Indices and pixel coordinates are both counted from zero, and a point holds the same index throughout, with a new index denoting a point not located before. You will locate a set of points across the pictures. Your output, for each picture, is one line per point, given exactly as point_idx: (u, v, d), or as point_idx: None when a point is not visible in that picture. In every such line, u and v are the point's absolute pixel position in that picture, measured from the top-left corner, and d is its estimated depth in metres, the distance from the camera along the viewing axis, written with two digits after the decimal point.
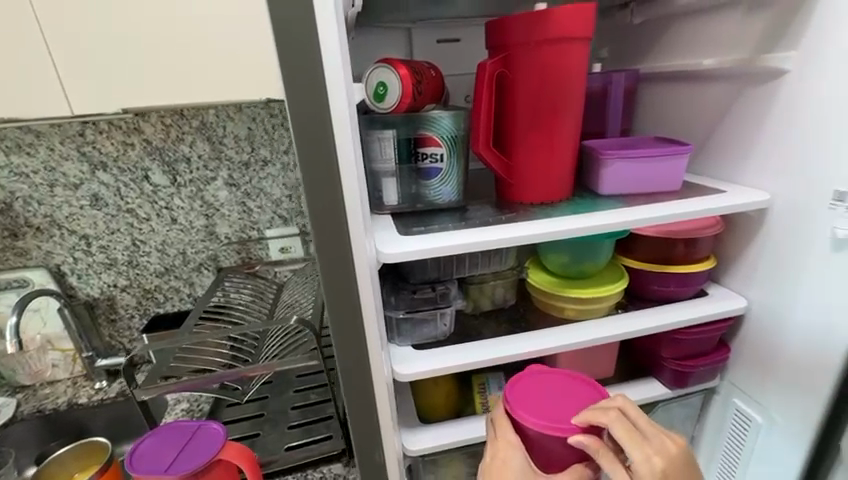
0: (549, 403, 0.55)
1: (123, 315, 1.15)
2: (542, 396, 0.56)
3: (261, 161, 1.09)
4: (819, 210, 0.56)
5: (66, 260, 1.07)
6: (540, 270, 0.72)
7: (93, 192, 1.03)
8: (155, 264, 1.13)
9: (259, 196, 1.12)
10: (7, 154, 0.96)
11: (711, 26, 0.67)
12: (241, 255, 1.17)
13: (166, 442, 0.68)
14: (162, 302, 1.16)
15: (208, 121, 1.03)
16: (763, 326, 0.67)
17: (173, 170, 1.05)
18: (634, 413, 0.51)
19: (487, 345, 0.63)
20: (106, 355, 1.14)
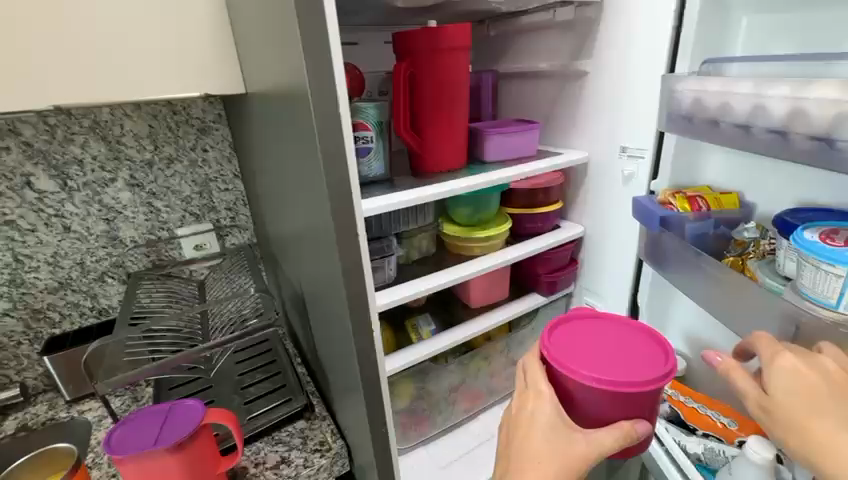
0: (602, 355, 0.58)
1: (7, 343, 1.01)
2: (580, 343, 0.60)
3: (166, 158, 1.09)
4: (613, 159, 0.90)
5: None
6: (450, 223, 0.94)
7: None
8: (46, 280, 1.02)
9: (167, 195, 1.11)
10: None
11: (539, 41, 0.98)
12: (152, 258, 1.14)
13: (142, 426, 0.71)
14: (58, 321, 1.06)
15: (102, 120, 1.00)
16: (593, 241, 1.01)
17: (62, 173, 0.98)
18: (762, 340, 0.56)
19: (424, 279, 0.82)
20: None
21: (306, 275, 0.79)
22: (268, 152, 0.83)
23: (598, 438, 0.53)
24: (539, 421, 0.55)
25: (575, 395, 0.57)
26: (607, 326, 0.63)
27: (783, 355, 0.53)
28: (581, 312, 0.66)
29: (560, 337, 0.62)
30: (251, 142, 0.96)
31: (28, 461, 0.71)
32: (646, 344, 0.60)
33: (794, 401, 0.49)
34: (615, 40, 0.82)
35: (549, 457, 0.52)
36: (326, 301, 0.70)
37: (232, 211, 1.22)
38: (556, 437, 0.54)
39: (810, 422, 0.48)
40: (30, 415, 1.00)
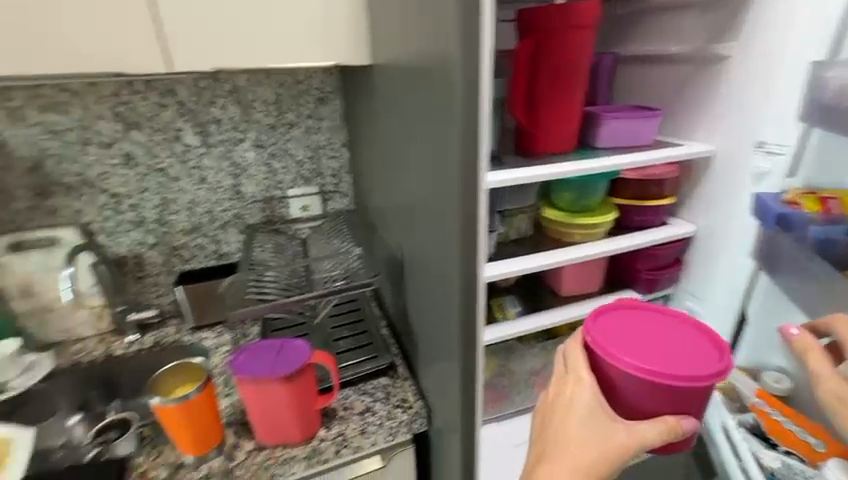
0: (648, 345, 0.56)
1: (150, 271, 1.20)
2: (626, 331, 0.59)
3: (287, 124, 1.19)
4: (746, 156, 0.82)
5: (97, 217, 1.11)
6: (551, 208, 0.92)
7: (125, 152, 1.07)
8: (183, 222, 1.19)
9: (284, 157, 1.22)
10: (40, 112, 0.99)
11: (672, 22, 0.91)
12: (266, 213, 1.27)
13: (259, 356, 0.81)
14: (189, 259, 1.23)
15: (239, 85, 1.12)
16: (705, 242, 0.94)
17: (204, 130, 1.12)
18: (813, 340, 0.62)
19: (522, 260, 0.83)
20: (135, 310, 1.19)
21: (409, 242, 0.84)
22: (386, 122, 0.88)
23: (641, 431, 0.53)
24: (577, 414, 0.56)
25: (616, 385, 0.56)
26: (654, 315, 0.61)
27: (845, 361, 0.57)
28: (622, 300, 0.64)
29: (603, 324, 0.60)
30: (366, 113, 1.02)
31: (173, 369, 0.83)
32: (697, 339, 0.57)
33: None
34: (769, 21, 0.74)
35: (589, 450, 0.53)
36: (430, 268, 0.74)
37: (336, 178, 1.31)
38: (594, 431, 0.55)
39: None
40: (163, 333, 1.18)
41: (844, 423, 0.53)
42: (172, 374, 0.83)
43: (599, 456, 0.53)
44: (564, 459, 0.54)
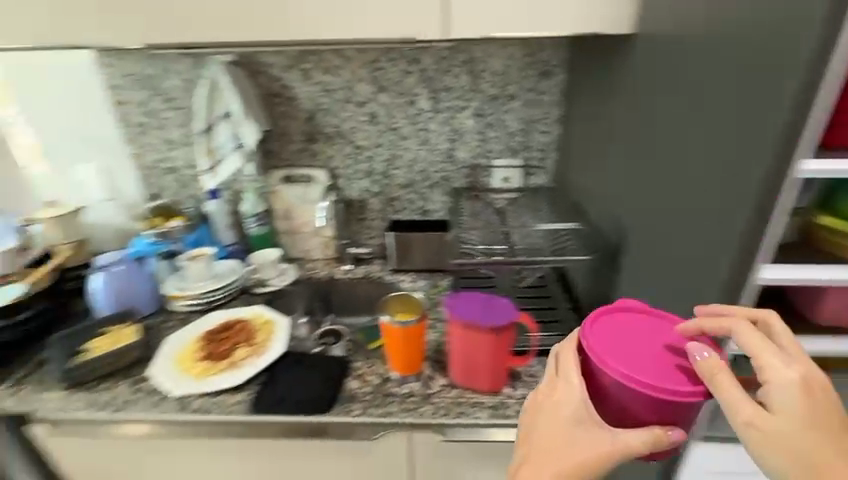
0: (631, 353, 0.58)
1: (369, 216, 1.41)
2: (611, 339, 0.60)
3: (508, 95, 1.24)
4: None
5: (341, 164, 1.34)
6: (833, 215, 0.74)
7: (372, 111, 1.26)
8: (402, 178, 1.35)
9: (498, 128, 1.27)
10: (322, 73, 1.23)
11: None
12: (470, 179, 1.34)
13: (470, 302, 0.87)
14: (399, 210, 1.40)
15: (475, 56, 1.19)
16: None
17: (436, 97, 1.24)
18: (752, 334, 0.53)
19: (785, 268, 0.71)
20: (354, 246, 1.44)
21: (671, 225, 0.80)
22: (661, 98, 0.83)
23: (627, 437, 0.56)
24: (543, 422, 0.60)
25: (558, 391, 0.60)
26: (635, 320, 0.62)
27: (769, 361, 0.51)
28: (625, 303, 0.64)
29: (602, 329, 0.61)
30: (612, 89, 0.99)
31: (397, 301, 0.93)
32: (678, 346, 0.58)
33: (739, 410, 0.50)
34: None
35: (575, 459, 0.57)
36: (706, 254, 0.70)
37: (542, 153, 1.31)
38: (561, 439, 0.58)
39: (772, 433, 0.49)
40: (370, 269, 1.39)
41: (748, 435, 0.50)
42: (395, 304, 0.93)
43: (580, 465, 0.56)
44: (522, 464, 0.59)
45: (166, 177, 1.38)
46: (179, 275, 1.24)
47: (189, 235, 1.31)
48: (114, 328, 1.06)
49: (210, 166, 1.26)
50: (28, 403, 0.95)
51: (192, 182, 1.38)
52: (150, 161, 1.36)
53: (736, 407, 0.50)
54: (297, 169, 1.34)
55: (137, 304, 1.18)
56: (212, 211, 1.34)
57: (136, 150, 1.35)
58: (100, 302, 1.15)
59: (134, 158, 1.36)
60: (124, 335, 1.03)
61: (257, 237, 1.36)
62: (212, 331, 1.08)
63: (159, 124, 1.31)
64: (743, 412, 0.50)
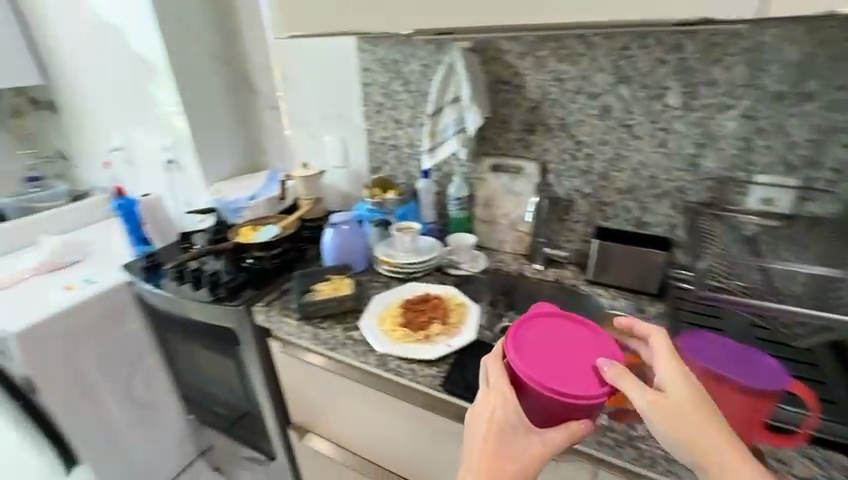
0: (556, 367, 0.66)
1: (572, 217, 1.30)
2: (540, 347, 0.69)
3: (802, 94, 0.95)
4: None
5: (556, 159, 1.25)
6: None
7: (606, 104, 1.14)
8: (623, 181, 1.19)
9: (774, 135, 1.00)
10: (558, 61, 1.15)
11: None
12: (713, 195, 1.10)
13: (715, 349, 0.76)
14: (610, 217, 1.25)
15: (764, 42, 0.95)
16: None
17: (693, 91, 1.04)
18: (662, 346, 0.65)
19: None
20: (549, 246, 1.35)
21: None
22: None
23: (552, 439, 0.65)
24: (498, 424, 0.66)
25: (507, 406, 0.66)
26: (577, 333, 0.72)
27: (666, 376, 0.62)
28: (542, 308, 0.76)
29: (520, 339, 0.70)
30: None
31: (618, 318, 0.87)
32: (589, 353, 0.68)
33: (684, 414, 0.57)
34: None
35: (511, 456, 0.64)
36: None
37: (837, 174, 0.98)
38: (486, 437, 0.66)
39: (704, 438, 0.56)
40: (562, 274, 1.30)
41: (668, 432, 0.58)
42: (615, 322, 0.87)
43: (509, 457, 0.64)
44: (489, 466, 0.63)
45: (388, 153, 1.53)
46: (386, 244, 1.37)
47: (400, 208, 1.44)
48: (336, 275, 1.27)
49: (427, 150, 1.32)
50: (272, 323, 1.18)
51: (409, 160, 1.49)
52: (379, 137, 1.52)
53: (661, 410, 0.58)
54: (508, 159, 1.32)
55: (351, 261, 1.34)
56: (421, 187, 1.43)
57: (369, 126, 1.52)
58: (326, 254, 1.35)
59: (367, 134, 1.54)
60: (343, 283, 1.22)
61: (456, 219, 1.43)
62: (410, 301, 1.18)
63: (392, 105, 1.44)
64: (656, 412, 0.58)
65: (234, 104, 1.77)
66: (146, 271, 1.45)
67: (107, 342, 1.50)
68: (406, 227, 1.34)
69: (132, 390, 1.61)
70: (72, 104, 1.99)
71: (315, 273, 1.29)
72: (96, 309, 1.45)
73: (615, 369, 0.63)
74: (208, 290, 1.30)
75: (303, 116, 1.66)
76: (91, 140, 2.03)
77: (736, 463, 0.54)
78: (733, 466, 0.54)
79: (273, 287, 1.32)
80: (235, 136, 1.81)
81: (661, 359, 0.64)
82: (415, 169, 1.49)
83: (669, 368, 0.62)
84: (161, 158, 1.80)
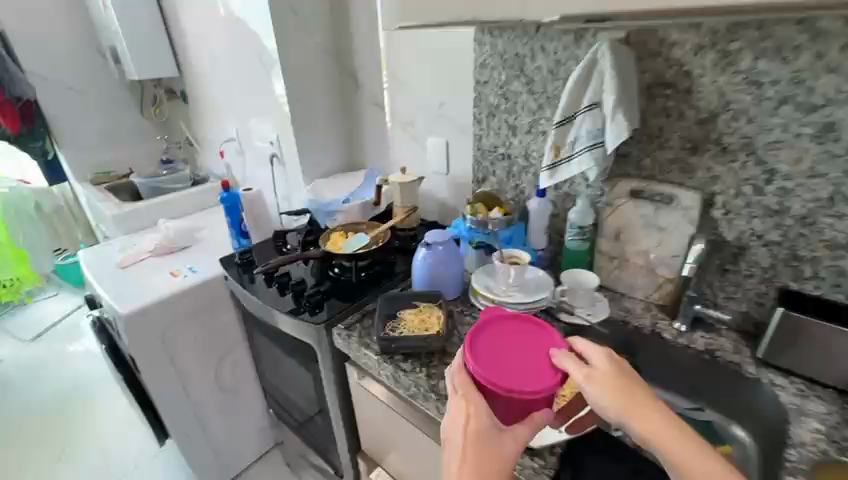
0: (517, 367, 0.66)
1: (741, 269, 0.97)
2: (490, 349, 0.70)
3: None
4: None
5: (728, 190, 0.93)
6: None
7: (829, 121, 0.78)
8: (839, 232, 0.83)
9: None
10: (755, 58, 0.82)
11: None
12: None
13: None
14: (805, 278, 0.89)
15: None
16: None
17: None
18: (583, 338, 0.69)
19: None
20: (704, 307, 1.03)
21: None
22: None
23: (522, 435, 0.62)
24: (473, 431, 0.61)
25: (471, 406, 0.63)
26: (512, 326, 0.74)
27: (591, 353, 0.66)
28: (491, 313, 0.77)
29: (484, 345, 0.70)
30: None
31: None
32: (532, 349, 0.69)
33: (630, 400, 0.59)
34: None
35: (484, 462, 0.59)
36: None
37: None
38: (464, 445, 0.60)
39: (663, 429, 0.56)
40: (716, 344, 0.99)
41: (629, 422, 0.57)
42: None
43: (485, 464, 0.59)
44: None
45: (497, 163, 1.31)
46: (485, 272, 1.17)
47: (505, 231, 1.22)
48: (423, 306, 1.11)
49: (547, 167, 1.08)
50: (352, 351, 1.07)
51: (522, 174, 1.27)
52: (488, 144, 1.31)
53: (606, 392, 0.59)
54: (656, 184, 1.02)
55: (443, 289, 1.17)
56: (532, 207, 1.23)
57: (478, 131, 1.32)
58: (416, 278, 1.19)
59: (474, 139, 1.34)
60: (431, 320, 1.05)
61: (574, 250, 1.18)
62: None
63: (507, 108, 1.22)
64: (603, 395, 0.59)
65: (337, 99, 1.71)
66: (241, 268, 1.44)
67: (203, 331, 1.55)
68: (513, 256, 1.13)
69: (223, 378, 1.66)
70: (198, 95, 2.12)
71: (402, 298, 1.15)
72: (195, 299, 1.50)
73: (566, 359, 0.65)
74: (294, 299, 1.24)
75: (407, 116, 1.52)
76: (211, 129, 2.15)
77: (699, 458, 0.53)
78: (673, 447, 0.54)
79: (358, 303, 1.21)
80: (336, 132, 1.74)
81: (582, 344, 0.68)
82: (528, 185, 1.26)
83: (595, 349, 0.66)
84: (267, 151, 1.82)
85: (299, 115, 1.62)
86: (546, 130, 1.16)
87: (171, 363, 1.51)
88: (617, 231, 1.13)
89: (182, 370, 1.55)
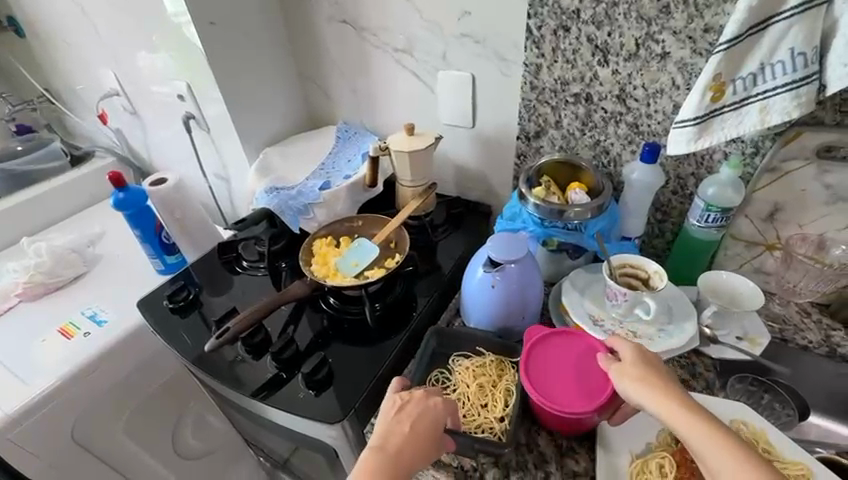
0: (567, 387, 0.61)
1: None
2: (546, 369, 0.62)
3: None
4: None
5: None
6: None
7: None
8: None
9: None
10: None
11: None
12: None
13: None
14: None
15: None
16: None
17: None
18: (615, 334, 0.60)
19: None
20: None
21: None
22: None
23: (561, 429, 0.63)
24: (416, 414, 0.56)
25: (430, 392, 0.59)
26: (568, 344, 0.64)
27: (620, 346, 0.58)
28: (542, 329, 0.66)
29: (537, 354, 0.64)
30: None
31: None
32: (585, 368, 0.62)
33: (659, 392, 0.50)
34: None
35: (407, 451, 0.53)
36: None
37: None
38: (401, 425, 0.55)
39: (693, 421, 0.47)
40: None
41: (646, 402, 0.51)
42: None
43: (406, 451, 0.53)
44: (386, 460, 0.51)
45: (563, 109, 0.84)
46: (576, 287, 0.79)
47: (595, 222, 0.79)
48: (491, 360, 0.71)
49: (696, 119, 0.63)
50: None
51: (607, 125, 0.81)
52: (550, 80, 0.82)
53: (628, 373, 0.54)
54: None
55: (521, 326, 0.76)
56: (633, 177, 0.80)
57: (534, 57, 0.82)
58: (472, 314, 0.77)
59: (526, 71, 0.84)
60: (496, 399, 0.66)
61: (701, 244, 0.78)
62: (679, 471, 0.58)
63: (596, 14, 0.72)
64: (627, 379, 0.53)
65: (275, 15, 1.07)
66: (181, 316, 0.91)
67: (138, 399, 1.06)
68: (627, 266, 0.73)
69: (185, 446, 1.20)
70: (31, 19, 1.32)
71: (460, 338, 0.74)
72: (113, 367, 0.97)
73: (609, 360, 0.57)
74: (282, 372, 0.77)
75: (400, 38, 0.96)
76: (71, 75, 1.39)
77: (722, 456, 0.44)
78: (691, 433, 0.46)
79: (386, 362, 0.78)
80: (281, 71, 1.14)
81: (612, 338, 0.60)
82: (618, 141, 0.82)
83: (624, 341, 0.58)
84: (174, 110, 1.18)
85: (219, 48, 0.98)
86: (669, 53, 0.70)
87: (96, 455, 1.02)
88: (773, 208, 0.74)
89: (118, 456, 1.06)
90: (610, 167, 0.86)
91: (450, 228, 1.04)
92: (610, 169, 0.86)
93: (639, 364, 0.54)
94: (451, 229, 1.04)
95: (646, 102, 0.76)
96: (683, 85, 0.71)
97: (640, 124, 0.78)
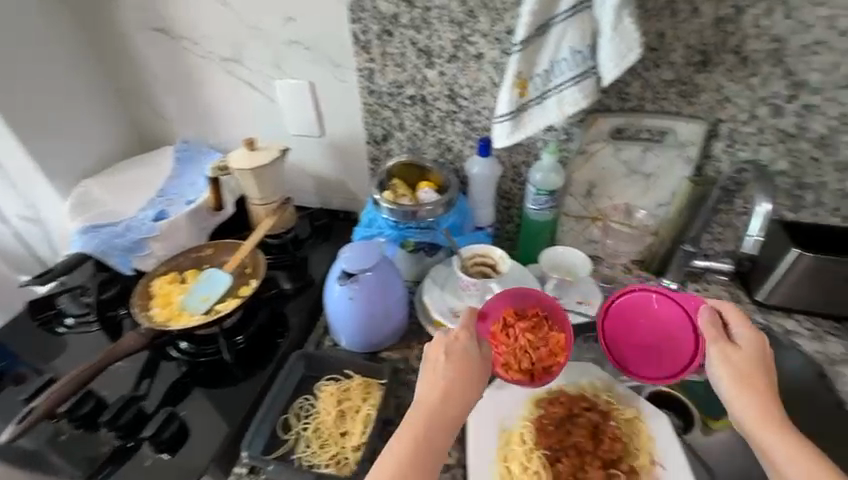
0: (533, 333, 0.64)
1: (734, 206, 0.82)
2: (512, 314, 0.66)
3: None
4: None
5: (733, 113, 0.72)
6: None
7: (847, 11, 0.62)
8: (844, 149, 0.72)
9: None
10: None
11: None
12: None
13: None
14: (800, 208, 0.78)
15: None
16: None
17: None
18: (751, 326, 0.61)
19: None
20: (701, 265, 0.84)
21: None
22: None
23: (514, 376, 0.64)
24: (438, 383, 0.54)
25: (462, 363, 0.56)
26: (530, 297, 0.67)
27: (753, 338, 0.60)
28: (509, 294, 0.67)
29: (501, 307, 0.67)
30: None
31: None
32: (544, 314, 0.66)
33: (754, 388, 0.56)
34: None
35: (437, 429, 0.52)
36: None
37: None
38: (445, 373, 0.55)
39: (768, 418, 0.54)
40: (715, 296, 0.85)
41: (735, 384, 0.57)
42: None
43: (437, 427, 0.52)
44: (413, 447, 0.51)
45: (403, 111, 0.85)
46: (437, 284, 0.81)
47: (446, 217, 0.82)
48: (357, 383, 0.70)
49: (511, 113, 0.68)
50: None
51: (445, 123, 0.85)
52: (386, 83, 0.83)
53: (742, 368, 0.57)
54: (645, 119, 0.75)
55: (389, 332, 0.75)
56: (474, 172, 0.84)
57: (365, 62, 0.81)
58: (339, 329, 0.74)
59: (360, 76, 0.84)
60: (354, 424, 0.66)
61: (540, 224, 0.86)
62: (538, 436, 0.63)
63: (414, 19, 0.75)
64: (731, 359, 0.58)
65: (69, 24, 0.92)
66: None
67: None
68: (477, 256, 0.77)
69: None
70: None
71: (327, 362, 0.72)
72: None
73: (713, 313, 0.62)
74: (125, 441, 0.67)
75: (227, 48, 0.89)
76: None
77: (772, 438, 0.53)
78: (763, 432, 0.54)
79: (250, 401, 0.71)
80: (89, 87, 0.97)
81: (733, 317, 0.62)
82: (457, 138, 0.86)
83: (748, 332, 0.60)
84: None
85: None
86: (482, 54, 0.75)
87: None
88: (590, 186, 0.85)
89: None
90: (456, 163, 0.89)
91: (315, 242, 1.00)
92: (456, 165, 0.89)
93: (758, 358, 0.58)
94: (316, 243, 1.00)
95: (473, 100, 0.80)
96: (500, 83, 0.77)
97: (473, 120, 0.83)
